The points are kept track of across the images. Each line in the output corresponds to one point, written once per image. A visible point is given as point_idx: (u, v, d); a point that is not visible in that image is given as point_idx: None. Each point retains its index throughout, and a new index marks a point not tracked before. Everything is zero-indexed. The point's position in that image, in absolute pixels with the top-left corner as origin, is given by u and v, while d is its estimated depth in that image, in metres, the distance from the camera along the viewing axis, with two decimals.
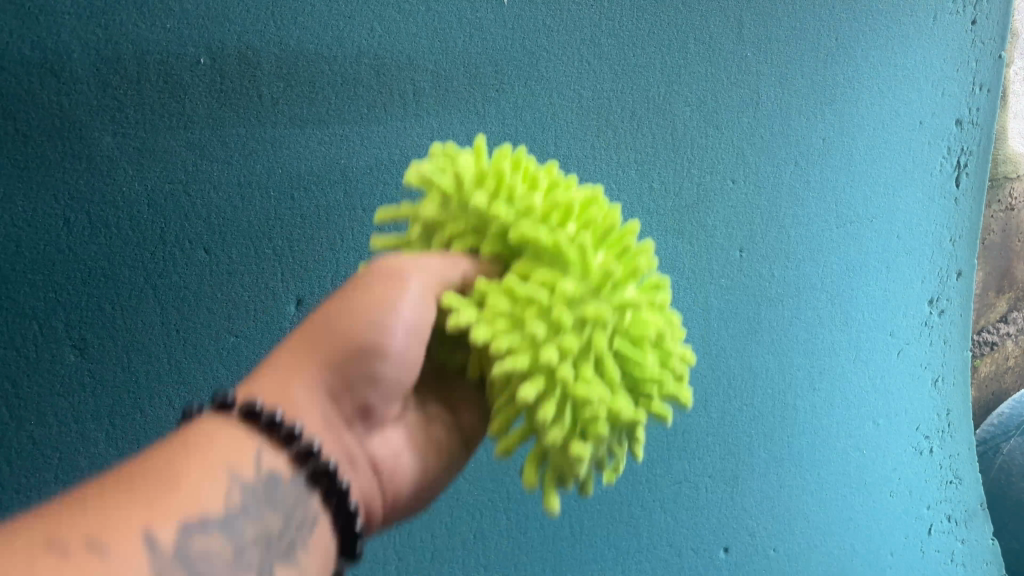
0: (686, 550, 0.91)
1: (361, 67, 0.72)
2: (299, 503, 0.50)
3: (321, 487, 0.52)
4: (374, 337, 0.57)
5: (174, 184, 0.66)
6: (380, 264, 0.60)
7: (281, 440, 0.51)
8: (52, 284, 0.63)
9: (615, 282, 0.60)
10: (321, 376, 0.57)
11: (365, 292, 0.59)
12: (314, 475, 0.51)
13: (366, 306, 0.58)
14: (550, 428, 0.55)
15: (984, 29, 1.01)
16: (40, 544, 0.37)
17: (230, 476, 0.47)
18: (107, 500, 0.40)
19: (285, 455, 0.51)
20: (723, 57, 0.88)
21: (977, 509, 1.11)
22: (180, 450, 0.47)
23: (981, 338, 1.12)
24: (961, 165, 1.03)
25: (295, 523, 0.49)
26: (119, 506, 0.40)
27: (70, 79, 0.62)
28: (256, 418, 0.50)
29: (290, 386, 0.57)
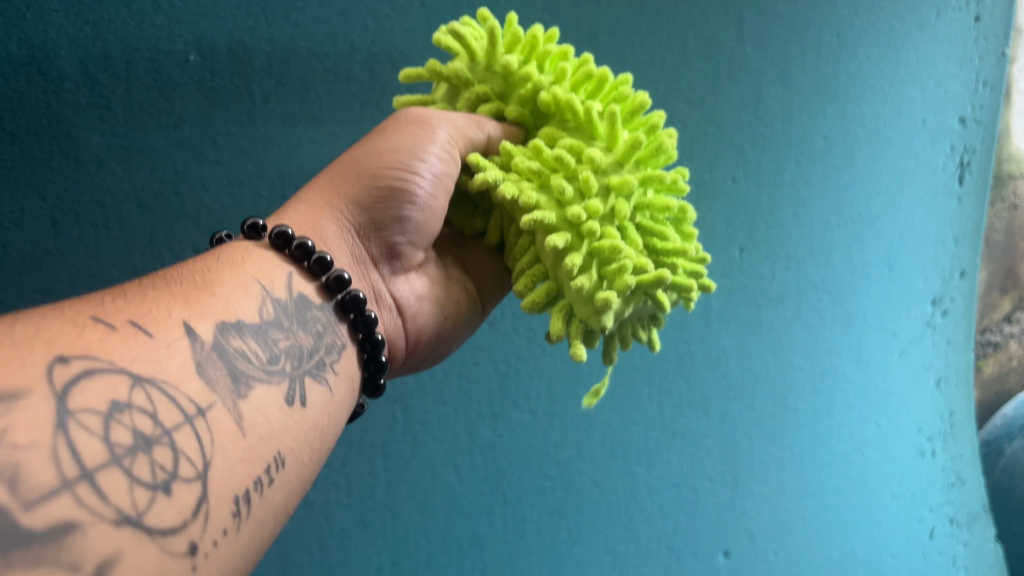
0: (686, 554, 0.90)
1: (354, 64, 0.73)
2: (325, 330, 0.50)
3: (353, 322, 0.52)
4: (405, 164, 0.61)
5: (163, 184, 0.68)
6: (408, 120, 0.64)
7: (321, 280, 0.51)
8: (41, 284, 0.65)
9: (636, 160, 0.63)
10: (355, 199, 0.61)
11: (392, 138, 0.62)
12: (348, 306, 0.52)
13: (398, 147, 0.62)
14: (580, 278, 0.57)
15: (988, 26, 1.00)
16: (41, 350, 0.32)
17: (263, 291, 0.46)
18: (113, 340, 0.35)
19: (317, 284, 0.51)
20: (722, 54, 0.87)
21: (982, 513, 1.09)
22: (190, 292, 0.42)
23: (983, 339, 1.09)
24: (964, 164, 1.02)
25: (323, 347, 0.49)
26: (127, 355, 0.35)
27: (57, 78, 0.64)
28: (293, 246, 0.50)
29: (323, 220, 0.59)
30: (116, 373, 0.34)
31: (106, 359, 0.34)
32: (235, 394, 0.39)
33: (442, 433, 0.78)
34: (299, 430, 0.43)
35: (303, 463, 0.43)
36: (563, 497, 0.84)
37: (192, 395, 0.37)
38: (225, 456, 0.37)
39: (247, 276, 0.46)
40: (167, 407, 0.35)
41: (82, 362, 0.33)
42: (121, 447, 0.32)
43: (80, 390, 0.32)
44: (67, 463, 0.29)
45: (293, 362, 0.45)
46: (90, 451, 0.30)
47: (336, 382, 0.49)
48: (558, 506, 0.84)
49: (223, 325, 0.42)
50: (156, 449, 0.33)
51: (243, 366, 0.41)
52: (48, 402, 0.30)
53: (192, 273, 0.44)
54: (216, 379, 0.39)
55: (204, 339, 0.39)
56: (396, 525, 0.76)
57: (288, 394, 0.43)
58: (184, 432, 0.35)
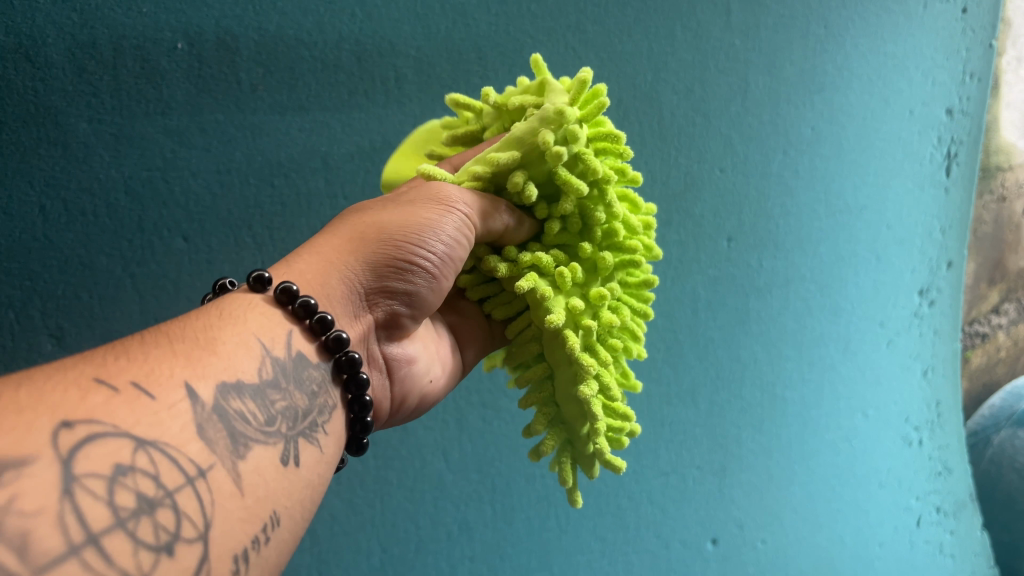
0: (674, 542, 0.91)
1: (342, 53, 0.73)
2: (322, 388, 0.44)
3: (345, 382, 0.46)
4: (415, 236, 0.49)
5: (152, 171, 0.68)
6: (419, 193, 0.52)
7: (322, 337, 0.44)
8: (28, 272, 0.65)
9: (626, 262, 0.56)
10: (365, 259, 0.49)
11: (407, 208, 0.51)
12: (349, 386, 0.46)
13: (416, 218, 0.50)
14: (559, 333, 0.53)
15: (975, 18, 1.00)
16: (42, 415, 0.28)
17: (264, 349, 0.40)
18: (117, 403, 0.31)
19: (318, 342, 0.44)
20: (711, 44, 0.88)
21: (967, 501, 1.11)
22: (193, 350, 0.37)
23: (972, 330, 1.11)
24: (951, 155, 1.03)
25: (316, 407, 0.43)
26: (130, 417, 0.30)
27: (44, 65, 0.64)
28: (297, 303, 0.44)
29: (333, 274, 0.47)
30: (119, 437, 0.29)
31: (110, 422, 0.30)
32: (233, 455, 0.34)
33: (432, 421, 0.79)
34: (295, 491, 0.38)
35: (298, 523, 0.38)
36: (552, 485, 0.84)
37: (194, 455, 0.32)
38: (226, 516, 0.32)
39: (249, 331, 0.41)
40: (170, 469, 0.31)
41: (86, 426, 0.29)
42: (126, 510, 0.28)
43: (83, 455, 0.28)
44: (73, 525, 0.26)
45: (288, 423, 0.40)
46: (95, 516, 0.27)
47: (328, 442, 0.43)
48: (547, 494, 0.84)
49: (223, 386, 0.36)
50: (161, 511, 0.29)
51: (242, 428, 0.36)
52: (53, 468, 0.27)
53: (195, 329, 0.39)
54: (216, 440, 0.34)
55: (204, 400, 0.34)
56: (386, 513, 0.77)
57: (283, 454, 0.38)
58: (186, 493, 0.31)
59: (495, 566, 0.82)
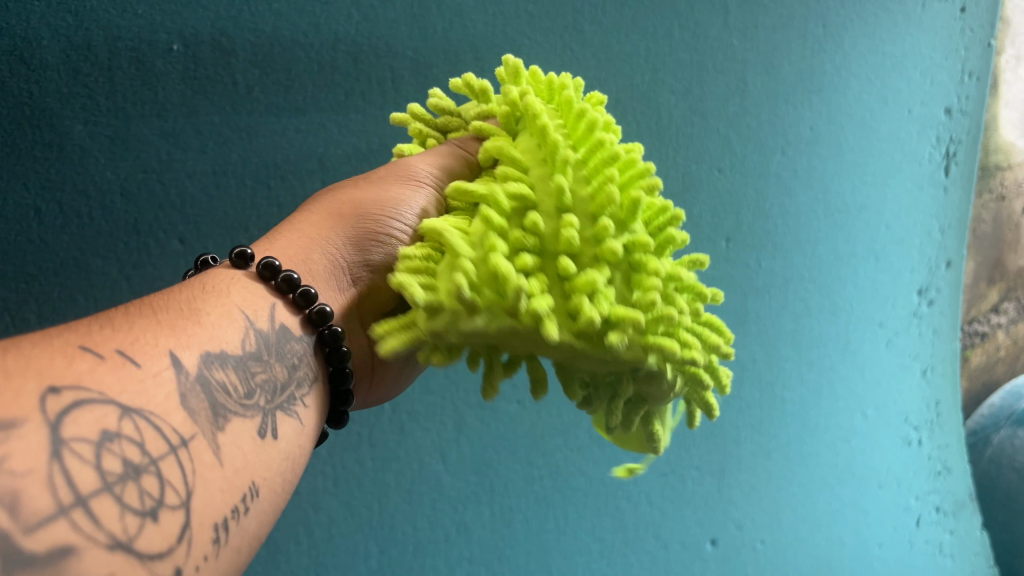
0: (673, 543, 0.90)
1: (339, 54, 0.73)
2: (302, 361, 0.43)
3: (327, 355, 0.45)
4: (392, 208, 0.50)
5: (148, 173, 0.68)
6: (396, 168, 0.53)
7: (305, 310, 0.44)
8: (24, 274, 0.65)
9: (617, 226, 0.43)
10: (346, 233, 0.49)
11: (384, 183, 0.52)
12: (331, 360, 0.45)
13: (392, 193, 0.51)
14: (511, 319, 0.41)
15: (974, 17, 1.00)
16: (30, 378, 0.28)
17: (246, 322, 0.40)
18: (104, 370, 0.30)
19: (301, 316, 0.44)
20: (708, 44, 0.88)
21: (967, 500, 1.11)
22: (177, 320, 0.36)
23: (971, 330, 1.11)
24: (950, 154, 1.03)
25: (295, 380, 0.42)
26: (116, 385, 0.30)
27: (39, 67, 0.64)
28: (280, 278, 0.44)
29: (313, 248, 0.47)
30: (105, 404, 0.29)
31: (97, 389, 0.30)
32: (213, 426, 0.34)
33: (430, 422, 0.78)
34: (273, 464, 0.38)
35: (277, 495, 0.38)
36: (550, 486, 0.84)
37: (177, 425, 0.32)
38: (206, 486, 0.32)
39: (231, 303, 0.40)
40: (154, 437, 0.31)
41: (73, 392, 0.29)
42: (112, 475, 0.28)
43: (70, 420, 0.28)
44: (62, 488, 0.26)
45: (267, 395, 0.39)
46: (82, 480, 0.27)
47: (307, 415, 0.43)
48: (545, 495, 0.84)
49: (206, 356, 0.36)
50: (145, 478, 0.29)
51: (222, 400, 0.36)
52: (42, 432, 0.27)
53: (178, 301, 0.38)
54: (198, 411, 0.34)
55: (188, 369, 0.34)
56: (383, 514, 0.77)
57: (261, 427, 0.38)
58: (170, 461, 0.31)
59: (493, 566, 0.82)
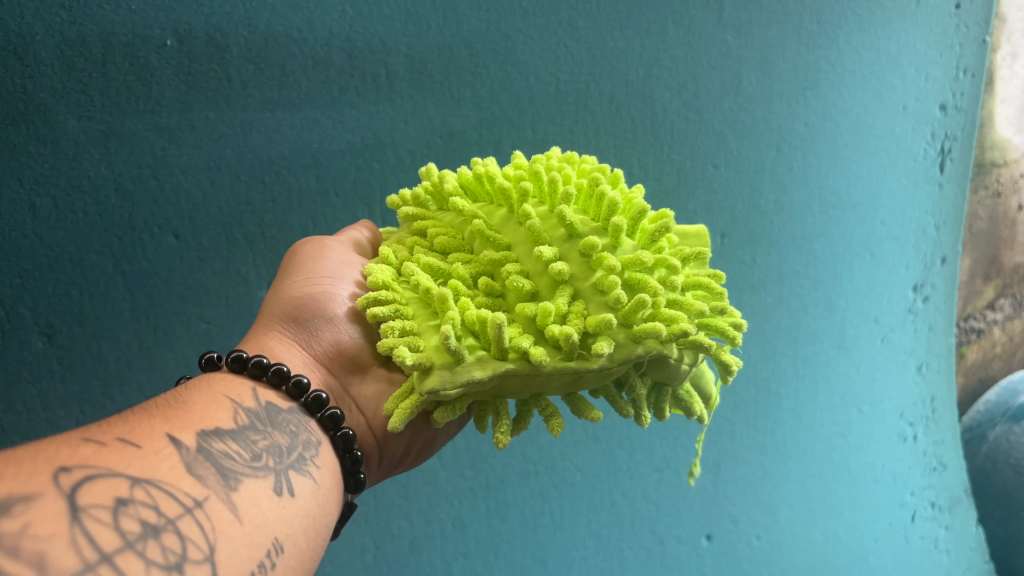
0: (669, 539, 0.91)
1: (333, 50, 0.73)
2: (303, 428, 0.44)
3: (321, 420, 0.46)
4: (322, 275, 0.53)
5: (142, 168, 0.68)
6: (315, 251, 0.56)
7: (283, 386, 0.45)
8: (19, 269, 0.65)
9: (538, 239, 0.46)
10: (291, 313, 0.50)
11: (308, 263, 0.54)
12: (327, 424, 0.45)
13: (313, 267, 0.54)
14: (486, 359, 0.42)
15: (969, 14, 1.00)
16: (41, 463, 0.29)
17: (234, 403, 0.41)
18: (107, 451, 0.32)
19: (282, 390, 0.45)
20: (703, 41, 0.88)
21: (962, 497, 1.11)
22: (168, 411, 0.38)
23: (967, 326, 1.11)
24: (945, 151, 1.03)
25: (300, 443, 0.43)
26: (121, 461, 0.32)
27: (34, 63, 0.64)
28: (251, 364, 0.45)
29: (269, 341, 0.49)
30: (115, 475, 0.31)
31: (104, 465, 0.31)
32: (225, 488, 0.35)
33: None
34: (294, 520, 0.38)
35: (304, 554, 0.38)
36: (546, 482, 0.85)
37: (188, 488, 0.33)
38: (229, 542, 0.32)
39: (216, 392, 0.42)
40: (167, 500, 0.31)
41: (82, 468, 0.30)
42: (133, 534, 0.29)
43: (84, 492, 0.29)
44: (87, 546, 0.27)
45: (275, 458, 0.40)
46: (104, 539, 0.27)
47: (321, 475, 0.43)
48: (541, 490, 0.85)
49: (203, 433, 0.37)
50: (167, 535, 0.30)
51: (229, 465, 0.36)
52: (59, 501, 0.28)
53: (165, 398, 0.40)
54: (207, 475, 0.34)
55: (188, 444, 0.35)
56: (379, 509, 0.77)
57: (276, 486, 0.38)
58: (188, 520, 0.31)
59: (489, 562, 0.82)
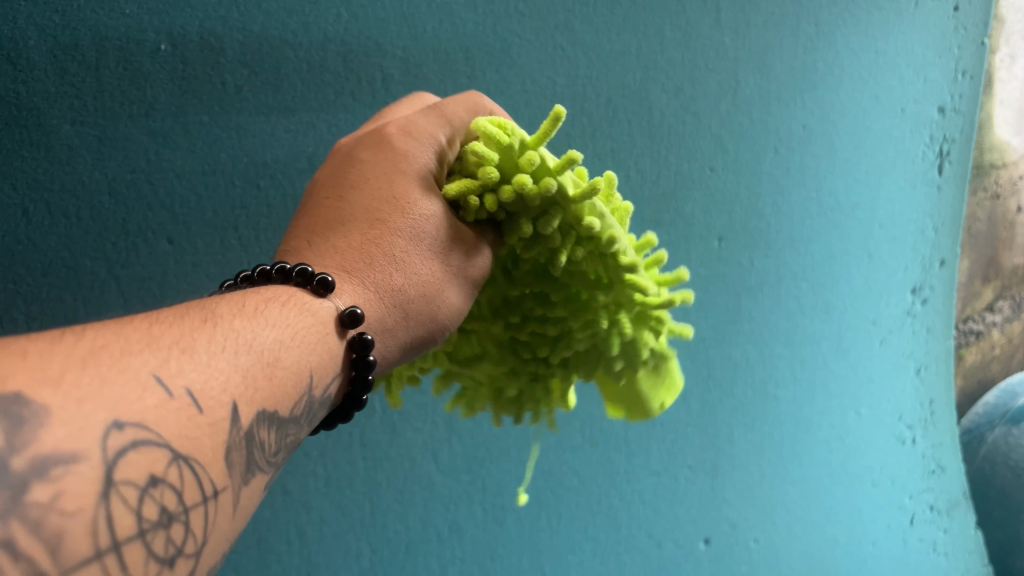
0: (667, 542, 0.91)
1: (328, 53, 0.73)
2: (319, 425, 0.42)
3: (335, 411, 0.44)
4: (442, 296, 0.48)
5: (136, 173, 0.68)
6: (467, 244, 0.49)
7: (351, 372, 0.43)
8: (11, 275, 0.65)
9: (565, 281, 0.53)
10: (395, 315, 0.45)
11: (453, 261, 0.48)
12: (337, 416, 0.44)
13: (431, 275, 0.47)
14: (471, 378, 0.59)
15: (967, 15, 1.00)
16: (100, 410, 0.28)
17: (309, 389, 0.39)
18: (167, 410, 0.30)
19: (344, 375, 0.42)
20: (700, 43, 0.87)
21: (960, 499, 1.11)
22: (254, 368, 0.35)
23: (966, 328, 1.11)
24: (944, 153, 1.03)
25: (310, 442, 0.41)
26: (174, 426, 0.30)
27: (26, 67, 0.64)
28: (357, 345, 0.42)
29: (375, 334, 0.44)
30: (160, 447, 0.29)
31: (157, 430, 0.29)
32: (241, 480, 0.34)
33: (421, 423, 0.78)
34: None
35: None
36: (543, 486, 0.84)
37: (215, 475, 0.32)
38: (220, 538, 0.32)
39: (306, 362, 0.39)
40: (193, 485, 0.30)
41: (135, 429, 0.28)
42: (149, 523, 0.28)
43: (127, 461, 0.28)
44: (103, 530, 0.26)
45: (288, 454, 0.38)
46: (121, 523, 0.27)
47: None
48: (538, 494, 0.84)
49: (262, 414, 0.35)
50: (175, 527, 0.29)
51: (258, 457, 0.35)
52: (96, 470, 0.27)
53: (265, 343, 0.37)
54: (235, 464, 0.33)
55: (242, 425, 0.34)
56: (375, 513, 0.77)
57: (270, 482, 0.37)
58: (199, 512, 0.31)
59: (486, 565, 0.82)
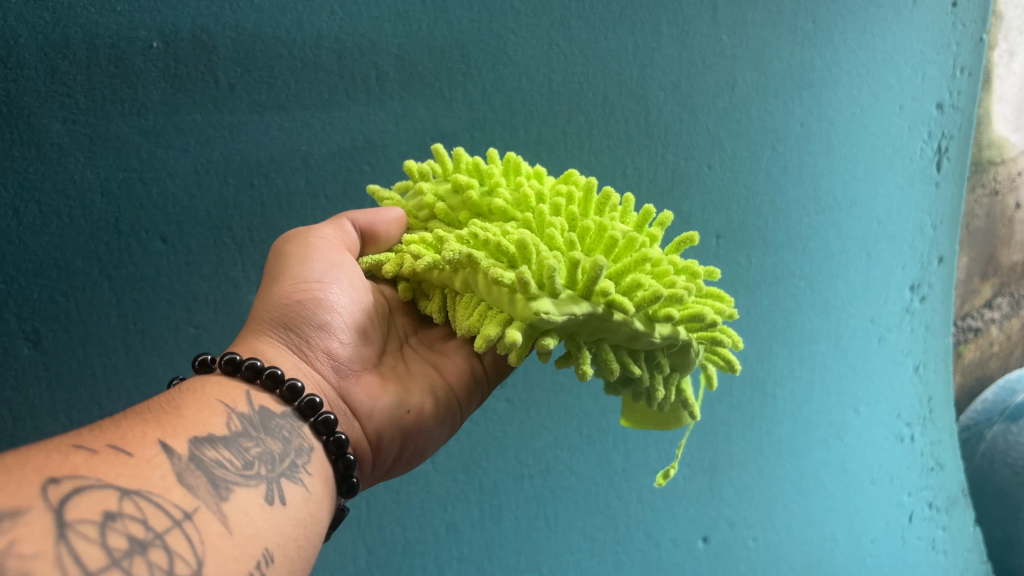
0: (665, 541, 0.90)
1: (322, 51, 0.72)
2: (296, 434, 0.43)
3: (314, 425, 0.45)
4: (292, 291, 0.51)
5: (128, 172, 0.68)
6: (286, 245, 0.56)
7: (276, 390, 0.44)
8: (4, 275, 0.65)
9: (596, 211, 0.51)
10: (268, 330, 0.49)
11: (281, 266, 0.54)
12: (320, 428, 0.45)
13: (281, 287, 0.52)
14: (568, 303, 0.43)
15: (966, 11, 0.99)
16: (30, 473, 0.29)
17: (229, 407, 0.41)
18: (98, 460, 0.31)
19: (275, 395, 0.44)
20: (697, 39, 0.87)
21: (960, 496, 1.11)
22: (161, 415, 0.37)
23: (965, 325, 1.11)
24: (942, 150, 1.03)
25: (293, 450, 0.42)
26: (112, 471, 0.31)
27: (17, 65, 0.64)
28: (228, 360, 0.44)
29: (253, 350, 0.48)
30: (104, 487, 0.30)
31: (94, 476, 0.30)
32: (216, 498, 0.34)
33: None
34: (285, 529, 0.37)
35: (293, 562, 0.37)
36: (540, 485, 0.84)
37: (178, 500, 0.32)
38: (216, 555, 0.32)
39: (210, 396, 0.41)
40: (156, 513, 0.31)
41: (72, 479, 0.29)
42: (119, 551, 0.28)
43: (72, 504, 0.28)
44: (71, 564, 0.26)
45: (266, 468, 0.39)
46: (89, 556, 0.27)
47: (312, 482, 0.42)
48: (535, 494, 0.84)
49: (195, 440, 0.36)
50: (154, 551, 0.29)
51: (220, 474, 0.36)
52: (46, 516, 0.27)
53: (160, 400, 0.39)
54: (198, 486, 0.34)
55: (180, 452, 0.35)
56: (372, 514, 0.76)
57: (267, 494, 0.38)
58: (175, 533, 0.31)
59: (483, 566, 0.81)
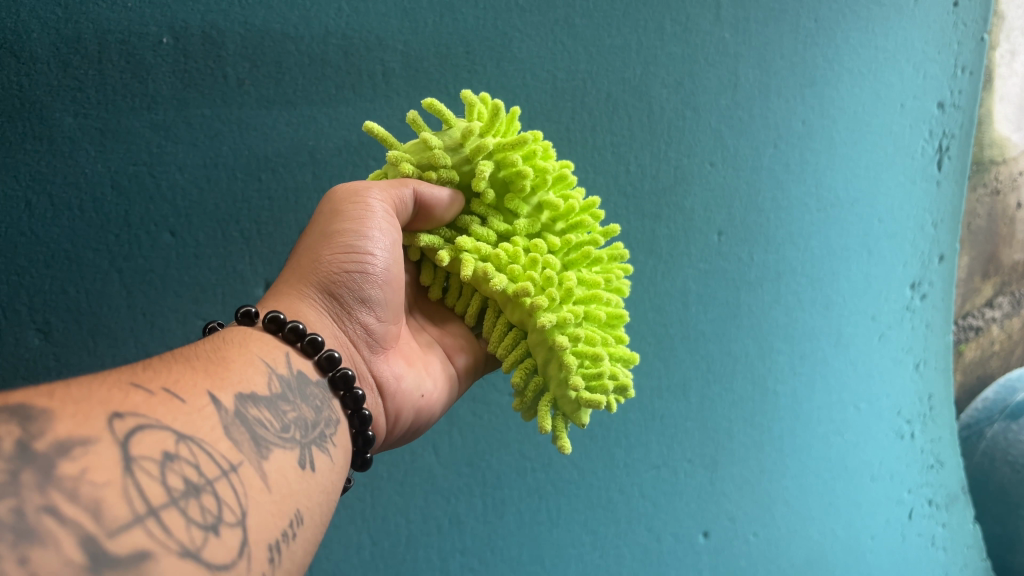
0: (666, 536, 0.91)
1: (329, 47, 0.73)
2: (325, 403, 0.45)
3: (343, 398, 0.47)
4: (343, 258, 0.51)
5: (138, 166, 0.69)
6: (338, 196, 0.54)
7: (314, 357, 0.46)
8: (14, 267, 0.66)
9: None
10: (312, 292, 0.50)
11: (331, 221, 0.53)
12: (348, 402, 0.47)
13: (330, 249, 0.52)
14: None
15: (966, 11, 1.00)
16: (96, 405, 0.30)
17: (270, 367, 0.42)
18: (155, 402, 0.33)
19: (313, 361, 0.46)
20: (700, 38, 0.88)
21: (960, 494, 1.11)
22: (208, 366, 0.39)
23: (966, 323, 1.11)
24: (943, 148, 1.03)
25: (323, 419, 0.44)
26: (168, 414, 0.33)
27: (29, 60, 0.65)
28: (286, 328, 0.46)
29: (297, 311, 0.49)
30: (163, 429, 0.32)
31: (153, 416, 0.32)
32: (257, 455, 0.36)
33: None
34: (313, 493, 0.40)
35: (316, 527, 0.40)
36: (542, 478, 0.85)
37: (225, 451, 0.34)
38: (258, 508, 0.34)
39: (253, 353, 0.43)
40: (207, 461, 0.33)
41: (135, 417, 0.31)
42: (177, 491, 0.30)
43: (136, 440, 0.30)
44: (137, 498, 0.28)
45: (301, 431, 0.41)
46: (152, 492, 0.29)
47: (337, 453, 0.44)
48: (538, 487, 0.85)
49: (240, 396, 0.38)
50: (205, 496, 0.31)
51: (262, 433, 0.38)
52: (114, 449, 0.29)
53: (205, 350, 0.41)
54: (242, 441, 0.36)
55: (227, 406, 0.37)
56: (376, 505, 0.77)
57: (301, 458, 0.40)
58: (223, 483, 0.33)
59: (486, 557, 0.82)
